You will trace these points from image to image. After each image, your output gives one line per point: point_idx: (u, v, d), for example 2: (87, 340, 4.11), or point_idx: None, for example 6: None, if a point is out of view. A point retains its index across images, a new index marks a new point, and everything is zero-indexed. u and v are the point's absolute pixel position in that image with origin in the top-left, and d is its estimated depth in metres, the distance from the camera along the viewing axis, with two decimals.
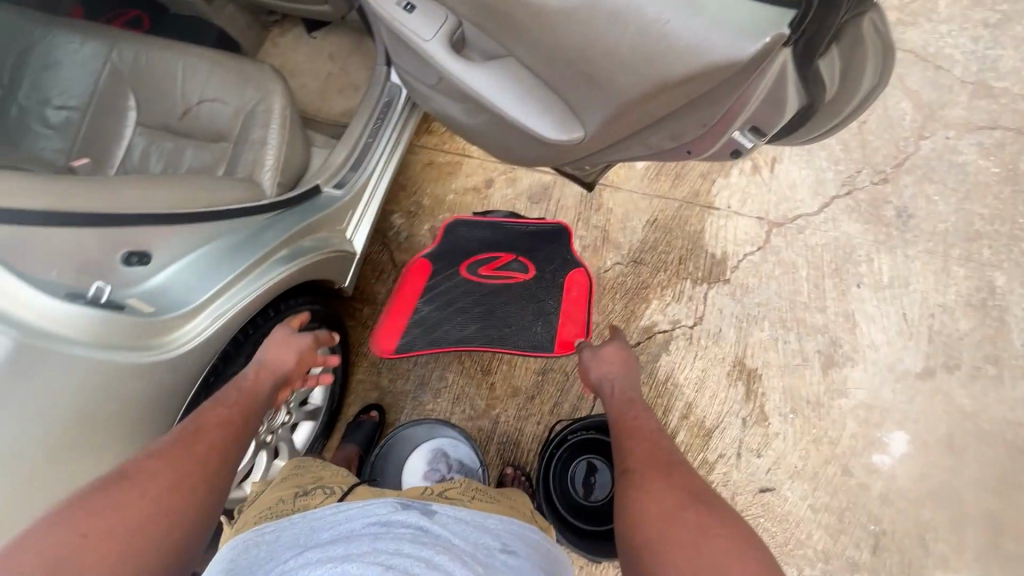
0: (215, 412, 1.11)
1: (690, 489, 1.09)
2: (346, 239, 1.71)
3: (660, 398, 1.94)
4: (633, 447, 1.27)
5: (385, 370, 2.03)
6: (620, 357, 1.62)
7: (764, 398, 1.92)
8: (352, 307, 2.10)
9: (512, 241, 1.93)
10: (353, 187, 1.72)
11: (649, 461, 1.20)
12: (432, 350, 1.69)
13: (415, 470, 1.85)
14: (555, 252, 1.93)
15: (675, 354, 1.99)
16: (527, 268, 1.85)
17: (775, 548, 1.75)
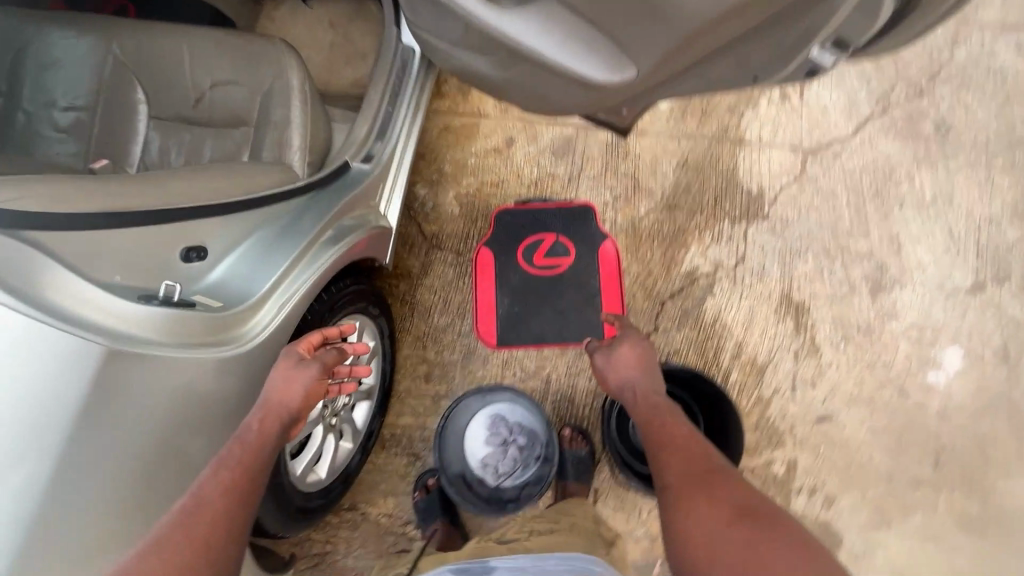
0: (214, 479, 0.95)
1: (741, 495, 1.09)
2: (380, 214, 1.67)
3: (709, 340, 1.94)
4: (668, 454, 1.24)
5: (431, 342, 2.03)
6: (635, 355, 1.52)
7: (814, 330, 1.91)
8: (388, 283, 2.08)
9: (554, 226, 2.11)
10: (381, 159, 1.66)
11: (692, 470, 1.17)
12: (525, 345, 1.98)
13: (475, 437, 1.86)
14: (587, 230, 2.09)
15: (721, 295, 1.97)
16: (570, 250, 2.07)
17: (838, 473, 1.78)
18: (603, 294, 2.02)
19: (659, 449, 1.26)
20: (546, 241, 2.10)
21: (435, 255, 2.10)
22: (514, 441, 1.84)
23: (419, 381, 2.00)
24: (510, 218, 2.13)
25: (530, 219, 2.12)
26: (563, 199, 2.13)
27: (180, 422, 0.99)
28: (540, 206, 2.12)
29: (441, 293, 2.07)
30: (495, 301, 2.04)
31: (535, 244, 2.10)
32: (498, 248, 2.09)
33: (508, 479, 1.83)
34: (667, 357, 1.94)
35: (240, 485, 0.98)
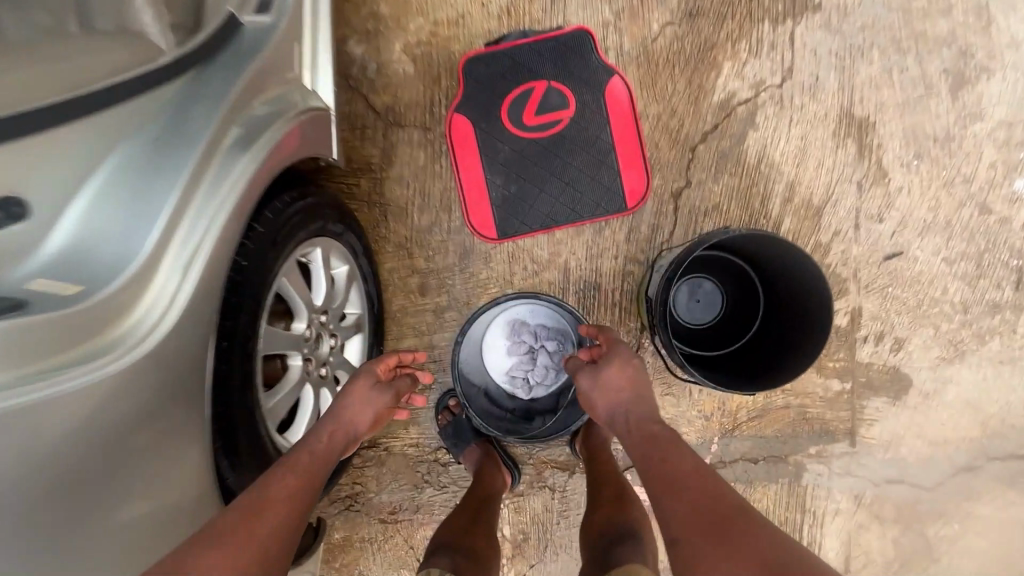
0: (279, 477, 0.94)
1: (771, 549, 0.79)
2: (306, 89, 1.17)
3: (755, 186, 1.57)
4: (688, 520, 0.89)
5: (416, 248, 1.66)
6: (631, 374, 1.25)
7: (881, 151, 1.55)
8: (346, 184, 1.65)
9: (542, 68, 1.60)
10: (285, 3, 1.11)
11: (709, 518, 0.87)
12: (530, 233, 1.62)
13: (496, 352, 1.59)
14: (585, 66, 1.58)
15: (765, 127, 1.56)
16: (567, 100, 1.60)
17: (907, 315, 1.57)
18: (618, 150, 1.60)
19: (685, 510, 0.91)
20: (535, 91, 1.60)
21: (397, 136, 1.65)
22: (542, 348, 1.57)
23: (414, 296, 1.67)
24: (482, 66, 1.60)
25: (509, 62, 1.60)
26: (547, 29, 1.59)
27: (99, 465, 0.70)
28: (519, 43, 1.58)
29: (416, 185, 1.65)
30: (485, 183, 1.62)
31: (521, 97, 1.61)
32: (474, 113, 1.62)
33: (540, 388, 1.59)
34: (705, 216, 1.59)
35: (303, 488, 0.96)
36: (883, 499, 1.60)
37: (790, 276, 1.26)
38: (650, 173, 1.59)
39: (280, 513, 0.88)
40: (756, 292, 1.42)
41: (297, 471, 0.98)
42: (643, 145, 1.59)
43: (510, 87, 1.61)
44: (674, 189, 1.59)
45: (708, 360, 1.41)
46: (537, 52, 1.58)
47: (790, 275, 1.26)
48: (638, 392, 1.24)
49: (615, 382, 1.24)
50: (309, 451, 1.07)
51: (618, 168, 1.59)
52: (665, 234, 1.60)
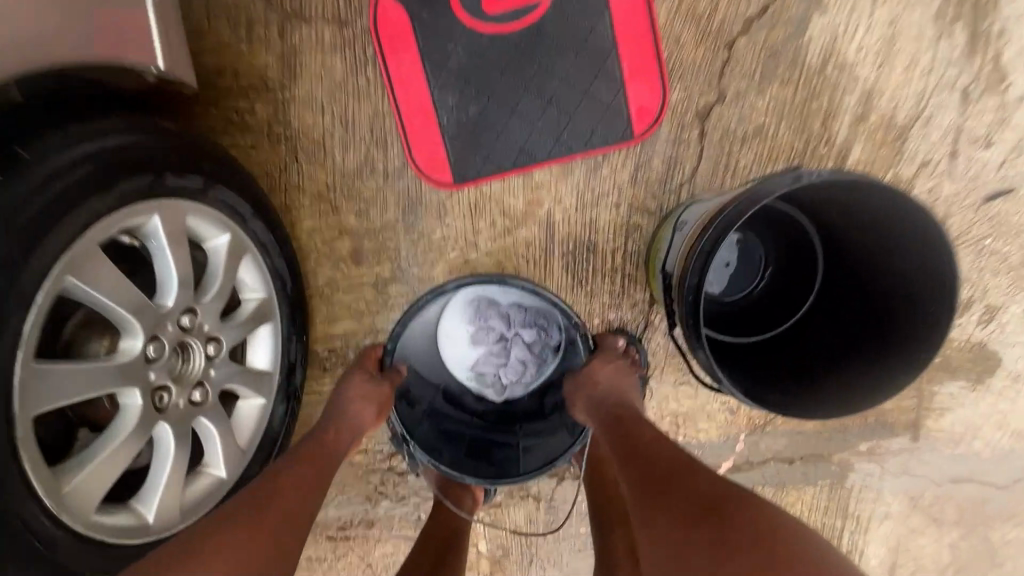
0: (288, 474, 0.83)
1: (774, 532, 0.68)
2: None
3: (816, 100, 1.11)
4: (673, 513, 0.74)
5: (343, 199, 1.20)
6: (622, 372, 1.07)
7: (1000, 42, 1.08)
8: (234, 111, 1.16)
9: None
10: None
11: (700, 503, 0.73)
12: (499, 174, 1.16)
13: (455, 346, 1.20)
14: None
15: (838, 7, 1.07)
16: None
17: (1007, 275, 1.17)
18: (622, 48, 1.10)
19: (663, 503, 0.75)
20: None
21: (300, 36, 1.13)
22: (517, 337, 1.19)
23: (344, 267, 1.23)
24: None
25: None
26: None
27: None
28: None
29: (333, 108, 1.16)
30: (434, 104, 1.14)
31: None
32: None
33: (519, 387, 1.22)
34: (743, 144, 1.13)
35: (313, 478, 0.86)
36: (945, 501, 1.29)
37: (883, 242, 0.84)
38: (667, 83, 1.11)
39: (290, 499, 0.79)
40: (816, 268, 1.01)
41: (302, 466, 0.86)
42: (659, 40, 1.10)
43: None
44: (701, 106, 1.12)
45: (754, 344, 1.03)
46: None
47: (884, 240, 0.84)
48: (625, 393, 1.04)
49: (614, 379, 1.06)
50: (315, 436, 0.94)
51: (622, 77, 1.11)
52: (686, 171, 1.15)
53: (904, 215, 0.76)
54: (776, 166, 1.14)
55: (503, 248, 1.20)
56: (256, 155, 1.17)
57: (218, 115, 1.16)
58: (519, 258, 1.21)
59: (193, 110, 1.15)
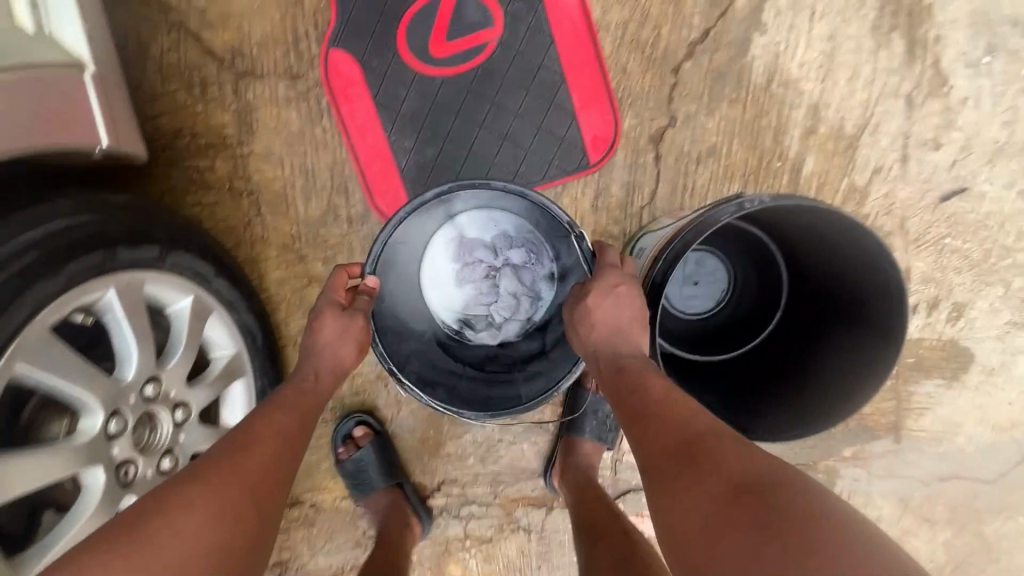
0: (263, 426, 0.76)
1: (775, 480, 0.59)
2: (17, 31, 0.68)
3: (765, 117, 1.13)
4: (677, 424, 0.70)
5: (309, 247, 1.20)
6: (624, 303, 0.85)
7: (938, 49, 1.10)
8: (195, 169, 1.17)
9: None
10: None
11: (696, 430, 0.68)
12: None
13: (436, 282, 1.07)
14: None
15: (777, 27, 1.09)
16: (492, 15, 1.10)
17: (970, 272, 1.18)
18: (572, 81, 1.12)
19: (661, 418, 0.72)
20: (444, 5, 1.10)
21: (254, 93, 1.14)
22: (506, 267, 1.06)
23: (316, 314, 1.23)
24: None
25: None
26: None
27: None
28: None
29: (293, 160, 1.17)
30: (391, 149, 1.15)
31: (425, 16, 1.10)
32: (359, 46, 1.12)
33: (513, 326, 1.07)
34: (699, 164, 1.15)
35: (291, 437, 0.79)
36: (934, 501, 1.29)
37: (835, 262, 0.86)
38: (618, 110, 1.13)
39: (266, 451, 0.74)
40: (780, 290, 1.03)
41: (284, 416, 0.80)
42: (606, 70, 1.11)
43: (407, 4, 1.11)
44: (654, 130, 1.14)
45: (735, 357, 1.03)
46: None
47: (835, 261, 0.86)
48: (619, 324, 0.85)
49: (614, 314, 0.85)
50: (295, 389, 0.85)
51: (574, 107, 1.12)
52: (645, 195, 1.16)
53: (848, 236, 0.78)
54: (732, 183, 1.15)
55: None
56: (219, 211, 1.18)
57: (178, 176, 1.16)
58: None
59: (153, 172, 1.16)
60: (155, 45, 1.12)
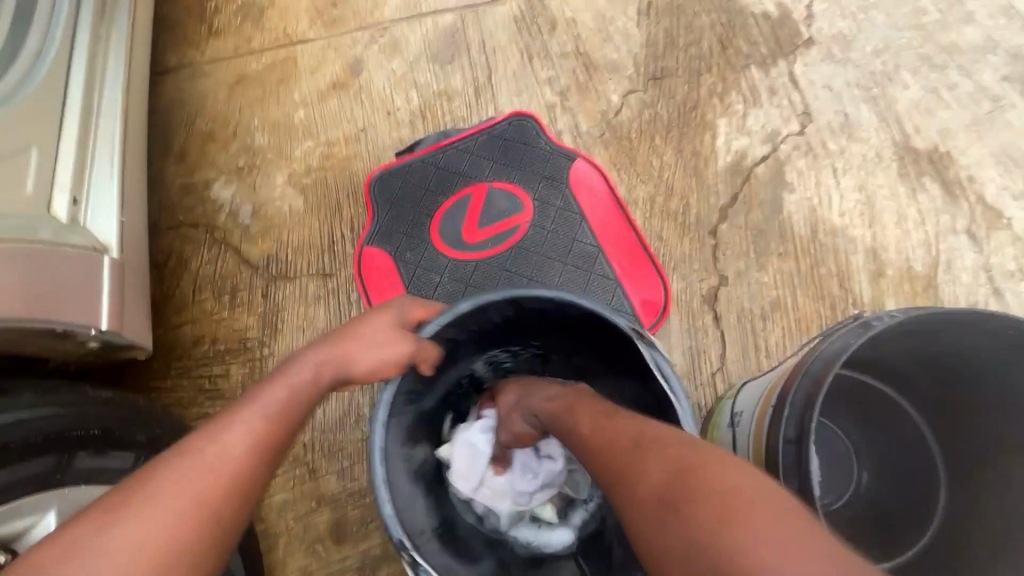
0: (266, 392, 0.60)
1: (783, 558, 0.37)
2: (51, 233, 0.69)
3: (823, 265, 1.05)
4: (639, 495, 0.48)
5: (325, 457, 1.00)
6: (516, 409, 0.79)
7: (976, 185, 1.08)
8: (208, 378, 1.06)
9: (478, 169, 1.16)
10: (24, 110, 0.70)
11: (674, 473, 0.46)
12: None
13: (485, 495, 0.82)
14: (536, 156, 1.16)
15: (804, 185, 1.10)
16: (523, 204, 1.14)
17: None
18: (610, 251, 1.08)
19: (633, 452, 0.51)
20: (475, 198, 1.14)
21: (284, 294, 1.11)
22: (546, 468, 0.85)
23: (322, 549, 0.96)
24: (396, 183, 1.16)
25: (434, 171, 1.17)
26: (475, 127, 1.19)
27: None
28: (442, 144, 1.17)
29: None
30: None
31: (457, 209, 1.14)
32: (392, 242, 1.13)
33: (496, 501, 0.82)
34: (765, 321, 1.03)
35: (304, 393, 0.62)
36: None
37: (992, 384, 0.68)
38: (663, 274, 1.06)
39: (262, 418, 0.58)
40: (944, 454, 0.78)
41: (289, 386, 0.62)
42: (643, 238, 1.09)
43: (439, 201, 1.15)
44: (705, 291, 1.05)
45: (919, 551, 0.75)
46: (467, 149, 1.17)
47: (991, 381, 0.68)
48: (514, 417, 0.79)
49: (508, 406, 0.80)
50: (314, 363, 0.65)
51: (616, 278, 1.06)
52: (713, 360, 1.01)
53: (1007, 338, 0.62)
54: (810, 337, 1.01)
55: None
56: None
57: (189, 385, 1.06)
58: None
59: (163, 383, 1.06)
60: (194, 259, 1.14)
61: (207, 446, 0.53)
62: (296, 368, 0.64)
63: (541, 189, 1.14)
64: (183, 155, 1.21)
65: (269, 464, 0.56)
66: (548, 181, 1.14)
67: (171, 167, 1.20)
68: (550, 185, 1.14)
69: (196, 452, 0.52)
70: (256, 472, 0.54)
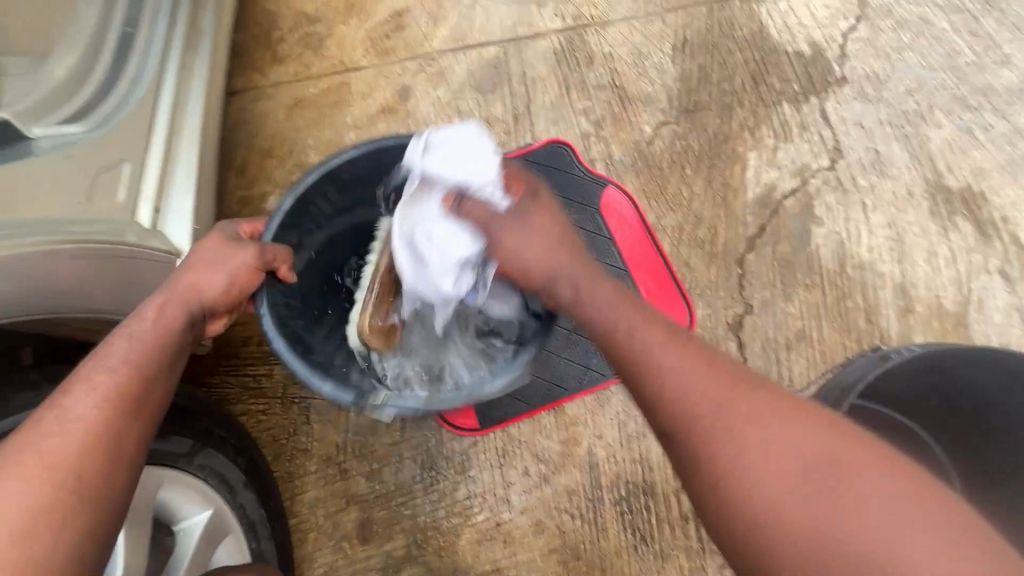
0: (114, 347, 0.59)
1: (913, 548, 0.43)
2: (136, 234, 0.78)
3: (849, 298, 1.06)
4: (754, 463, 0.50)
5: (356, 458, 1.06)
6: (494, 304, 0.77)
7: (1009, 226, 1.09)
8: (253, 376, 1.13)
9: None
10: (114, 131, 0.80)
11: (804, 452, 0.50)
12: (531, 412, 1.04)
13: (397, 235, 0.82)
14: (569, 181, 1.21)
15: (832, 219, 1.12)
16: None
17: None
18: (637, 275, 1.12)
19: (737, 406, 0.53)
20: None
21: None
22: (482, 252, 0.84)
23: (349, 547, 1.01)
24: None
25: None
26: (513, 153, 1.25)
27: None
28: None
29: None
30: None
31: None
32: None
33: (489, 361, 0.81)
34: (790, 351, 1.04)
35: (156, 340, 0.61)
36: None
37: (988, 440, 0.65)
38: (689, 300, 1.10)
39: (111, 370, 0.57)
40: None
41: (146, 339, 0.61)
42: (669, 265, 1.12)
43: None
44: (730, 318, 1.08)
45: None
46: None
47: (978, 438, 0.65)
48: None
49: (530, 248, 0.73)
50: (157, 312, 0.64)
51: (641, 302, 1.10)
52: None
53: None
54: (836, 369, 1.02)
55: (542, 499, 0.99)
56: (266, 419, 1.10)
57: (235, 383, 1.13)
58: (562, 513, 0.98)
59: (211, 380, 1.13)
60: None
61: (45, 441, 0.51)
62: (148, 319, 0.63)
63: (572, 213, 1.18)
64: (242, 170, 1.31)
65: (145, 420, 0.56)
66: (580, 205, 1.19)
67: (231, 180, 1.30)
68: (581, 209, 1.18)
69: (32, 448, 0.50)
70: (122, 422, 0.54)
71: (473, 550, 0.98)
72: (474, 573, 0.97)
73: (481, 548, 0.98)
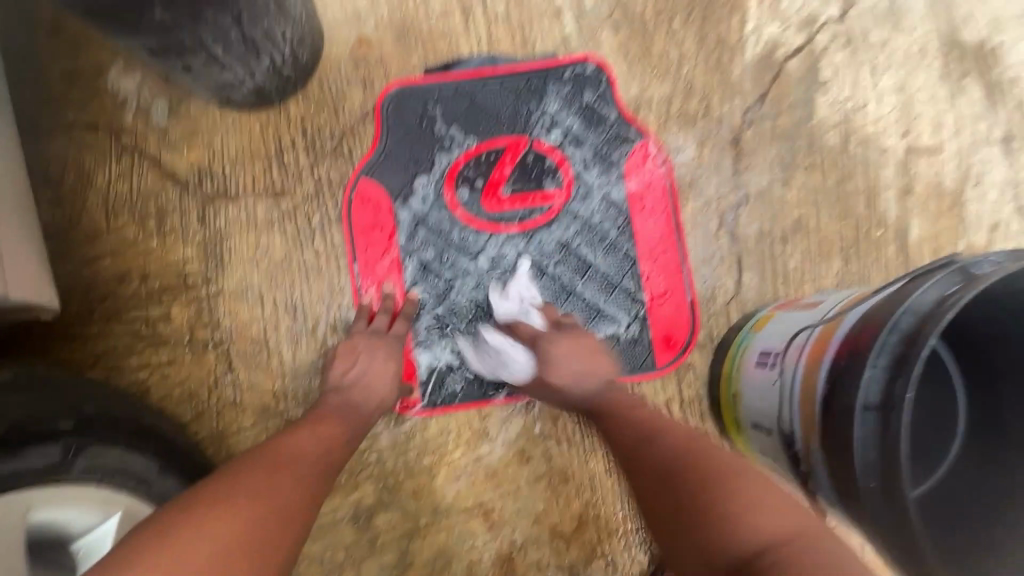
0: (332, 418, 0.74)
1: (776, 519, 0.54)
2: None
3: (850, 180, 0.95)
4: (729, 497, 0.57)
5: (303, 404, 0.89)
6: (370, 355, 0.84)
7: (1019, 88, 0.97)
8: (144, 320, 0.88)
9: (511, 112, 0.94)
10: None
11: (696, 467, 0.62)
12: (506, 386, 0.90)
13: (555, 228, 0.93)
14: (592, 119, 0.94)
15: (838, 85, 0.96)
16: (554, 168, 0.94)
17: None
18: (636, 211, 0.94)
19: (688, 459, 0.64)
20: (506, 155, 0.93)
21: (226, 218, 0.90)
22: (479, 250, 0.92)
23: None
24: (384, 101, 0.93)
25: (432, 95, 0.93)
26: (534, 60, 0.95)
27: None
28: (481, 71, 0.93)
29: (275, 296, 0.90)
30: (406, 274, 0.92)
31: (480, 163, 0.93)
32: (370, 160, 0.92)
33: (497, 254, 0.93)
34: (786, 244, 0.94)
35: (341, 436, 0.72)
36: None
37: (1001, 357, 0.66)
38: (693, 273, 0.93)
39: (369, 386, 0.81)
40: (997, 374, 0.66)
41: (332, 428, 0.72)
42: (687, 221, 0.94)
43: (438, 136, 0.93)
44: (725, 210, 0.94)
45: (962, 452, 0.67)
46: (506, 89, 0.94)
47: (1000, 353, 0.66)
48: (346, 394, 0.79)
49: (575, 356, 0.83)
50: (296, 475, 0.61)
51: (636, 219, 0.94)
52: (728, 287, 0.93)
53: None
54: (831, 261, 0.94)
55: (524, 426, 0.90)
56: (174, 373, 0.88)
57: (121, 332, 0.88)
58: (546, 440, 0.90)
59: (88, 330, 0.87)
60: (100, 174, 0.89)
61: (255, 503, 0.56)
62: (310, 435, 0.69)
63: (555, 130, 0.94)
64: (58, 29, 0.89)
65: (341, 453, 0.70)
66: (566, 123, 0.94)
67: (40, 42, 0.88)
68: (566, 128, 0.94)
69: (248, 491, 0.57)
70: (337, 440, 0.71)
71: (453, 488, 0.89)
72: (456, 512, 0.89)
73: (460, 485, 0.89)
